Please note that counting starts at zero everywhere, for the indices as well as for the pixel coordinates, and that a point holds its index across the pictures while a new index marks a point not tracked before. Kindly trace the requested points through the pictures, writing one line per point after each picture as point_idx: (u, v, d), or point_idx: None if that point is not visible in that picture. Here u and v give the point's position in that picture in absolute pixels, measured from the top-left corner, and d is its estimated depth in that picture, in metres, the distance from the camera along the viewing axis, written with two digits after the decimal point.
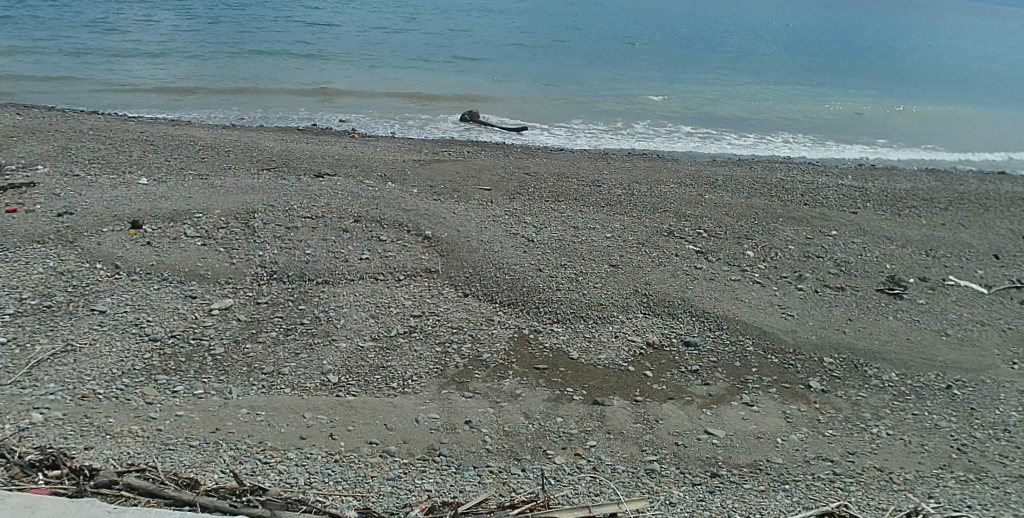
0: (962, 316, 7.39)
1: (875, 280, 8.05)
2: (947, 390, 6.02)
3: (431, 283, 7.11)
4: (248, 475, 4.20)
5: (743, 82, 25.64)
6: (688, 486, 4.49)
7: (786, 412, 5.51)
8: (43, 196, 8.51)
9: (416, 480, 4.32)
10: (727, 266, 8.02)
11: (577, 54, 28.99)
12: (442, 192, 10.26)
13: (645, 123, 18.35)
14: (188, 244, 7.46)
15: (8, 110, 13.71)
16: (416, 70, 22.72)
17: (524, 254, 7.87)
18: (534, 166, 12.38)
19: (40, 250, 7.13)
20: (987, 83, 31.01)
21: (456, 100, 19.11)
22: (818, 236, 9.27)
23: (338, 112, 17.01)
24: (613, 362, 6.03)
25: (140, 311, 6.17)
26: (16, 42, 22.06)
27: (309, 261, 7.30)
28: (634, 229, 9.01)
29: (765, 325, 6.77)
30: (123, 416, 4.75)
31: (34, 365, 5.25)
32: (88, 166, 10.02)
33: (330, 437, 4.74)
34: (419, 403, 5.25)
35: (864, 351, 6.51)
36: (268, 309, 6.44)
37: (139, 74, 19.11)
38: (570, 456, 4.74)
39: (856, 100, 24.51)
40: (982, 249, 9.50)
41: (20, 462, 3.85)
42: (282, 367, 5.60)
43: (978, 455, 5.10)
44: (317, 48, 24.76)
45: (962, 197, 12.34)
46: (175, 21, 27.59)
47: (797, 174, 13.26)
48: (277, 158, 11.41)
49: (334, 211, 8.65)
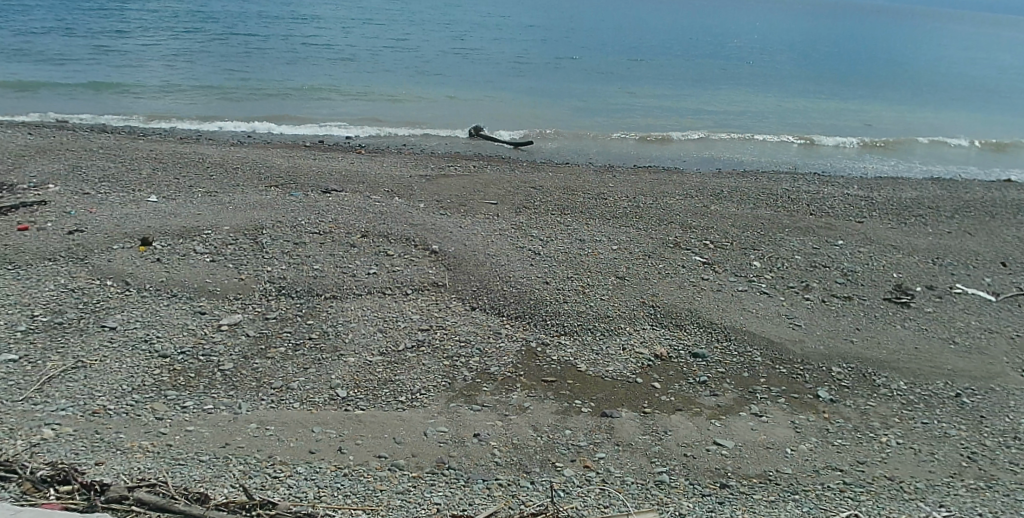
0: (971, 324, 7.36)
1: (882, 289, 8.04)
2: (956, 398, 6.00)
3: (438, 297, 7.14)
4: (258, 490, 4.23)
5: (746, 93, 25.85)
6: (698, 497, 4.49)
7: (795, 422, 5.49)
8: (54, 214, 8.63)
9: (426, 493, 4.34)
10: (735, 277, 8.03)
11: (579, 69, 29.25)
12: (448, 207, 10.33)
13: (651, 135, 18.43)
14: (198, 261, 7.53)
15: (21, 129, 13.90)
16: (422, 89, 22.87)
17: (532, 267, 7.89)
18: (540, 180, 12.46)
19: (52, 267, 7.22)
20: (985, 93, 31.18)
21: (463, 117, 19.46)
22: (824, 246, 9.26)
23: (344, 130, 17.09)
24: (620, 374, 6.04)
25: (150, 327, 6.23)
26: (28, 72, 22.50)
27: (318, 276, 7.36)
28: (640, 241, 9.04)
29: (772, 335, 6.76)
30: (133, 432, 4.78)
31: (46, 382, 5.30)
32: (98, 185, 10.14)
33: (339, 451, 4.76)
34: (427, 416, 5.27)
35: (872, 360, 6.48)
36: (277, 324, 6.48)
37: (152, 99, 19.53)
38: (579, 468, 4.74)
39: (859, 110, 24.62)
40: (989, 257, 9.47)
41: (32, 478, 3.91)
42: (291, 382, 5.63)
43: (988, 463, 5.07)
44: (322, 70, 25.10)
45: (968, 205, 12.30)
46: (185, 47, 28.09)
47: (803, 185, 13.26)
48: (285, 175, 11.51)
49: (341, 226, 8.71)
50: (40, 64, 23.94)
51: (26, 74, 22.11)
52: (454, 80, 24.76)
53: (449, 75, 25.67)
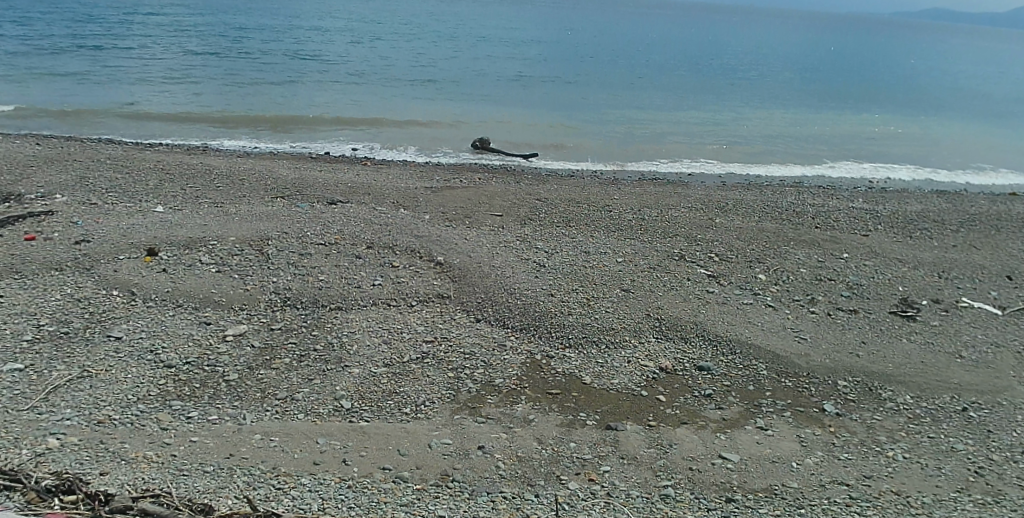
0: (977, 338, 7.33)
1: (887, 303, 8.03)
2: (963, 412, 5.97)
3: (443, 309, 7.15)
4: (263, 501, 4.24)
5: (754, 112, 25.74)
6: (702, 511, 4.49)
7: (801, 436, 5.46)
8: (60, 224, 8.69)
9: (429, 507, 4.35)
10: (740, 290, 8.03)
11: (585, 86, 29.52)
12: (453, 219, 10.36)
13: (655, 151, 18.63)
14: (204, 271, 7.57)
15: (29, 140, 14.04)
16: (428, 106, 23.17)
17: (536, 279, 7.91)
18: (545, 192, 12.48)
19: (58, 277, 7.27)
20: (991, 109, 31.17)
21: (469, 132, 19.69)
22: (830, 259, 9.25)
23: (350, 143, 17.42)
24: (625, 386, 6.02)
25: (155, 338, 6.25)
26: (36, 88, 22.73)
27: (323, 287, 7.38)
28: (645, 253, 9.07)
29: (777, 348, 6.74)
30: (137, 442, 4.79)
31: (51, 391, 5.32)
32: (105, 196, 10.21)
33: (344, 463, 4.75)
34: (431, 429, 5.26)
35: (878, 374, 6.45)
36: (281, 335, 6.50)
37: (154, 117, 19.40)
38: (584, 481, 4.72)
39: (863, 127, 24.78)
40: (995, 270, 9.43)
41: (36, 488, 3.92)
42: (295, 393, 5.63)
43: (995, 478, 5.03)
44: (328, 87, 25.31)
45: (974, 219, 12.24)
46: (194, 63, 28.43)
47: (808, 198, 13.26)
48: (291, 187, 11.56)
49: (347, 238, 8.74)
50: (51, 78, 24.27)
51: (36, 90, 22.35)
52: (460, 97, 25.02)
53: (457, 94, 25.72)
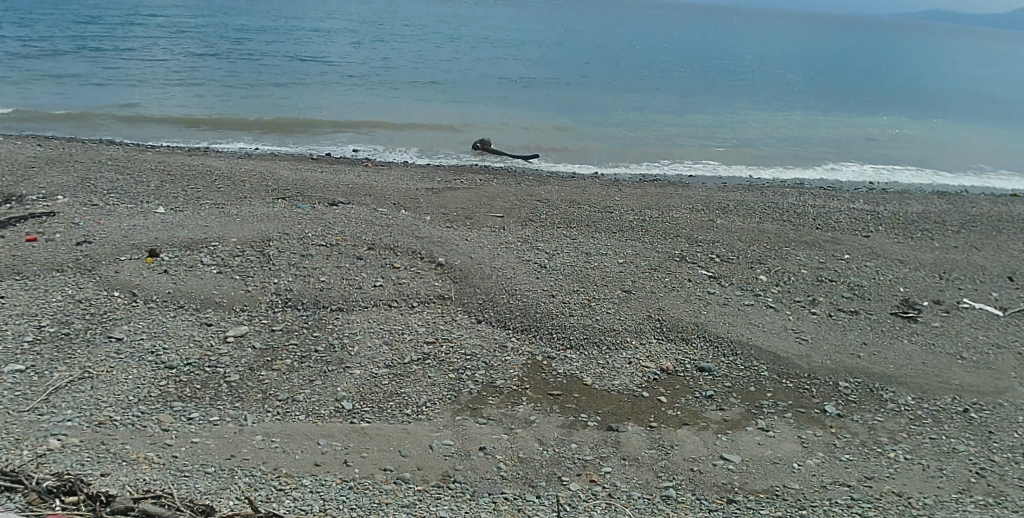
0: (978, 339, 7.33)
1: (889, 304, 8.02)
2: (964, 413, 5.96)
3: (444, 310, 7.15)
4: (264, 502, 4.25)
5: (755, 114, 25.72)
6: (704, 512, 4.49)
7: (802, 437, 5.46)
8: (62, 225, 8.70)
9: (430, 508, 4.35)
10: (741, 291, 8.03)
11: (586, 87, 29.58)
12: (454, 220, 10.37)
13: (655, 152, 18.67)
14: (205, 272, 7.58)
15: (30, 141, 14.07)
16: (429, 107, 23.23)
17: (537, 280, 7.92)
18: (546, 193, 12.48)
19: (59, 278, 7.28)
20: (992, 110, 31.18)
21: (470, 134, 19.74)
22: (831, 260, 9.25)
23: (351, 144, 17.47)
24: (626, 388, 6.02)
25: (156, 339, 6.26)
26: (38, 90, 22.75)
27: (324, 288, 7.39)
28: (646, 254, 9.07)
29: (778, 349, 6.74)
30: (139, 443, 4.80)
31: (52, 392, 5.33)
32: (107, 197, 10.21)
33: (345, 464, 4.76)
34: (432, 430, 5.26)
35: (879, 375, 6.45)
36: (282, 336, 6.50)
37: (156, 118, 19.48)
38: (585, 482, 4.72)
39: (863, 128, 24.79)
40: (996, 271, 9.43)
41: (37, 489, 3.92)
42: (296, 394, 5.64)
43: (996, 479, 5.03)
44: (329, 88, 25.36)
45: (975, 220, 12.23)
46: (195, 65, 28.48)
47: (809, 199, 13.25)
48: (292, 188, 11.57)
49: (348, 239, 8.75)
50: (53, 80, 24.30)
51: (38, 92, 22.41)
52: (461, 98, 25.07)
53: (458, 96, 25.71)
